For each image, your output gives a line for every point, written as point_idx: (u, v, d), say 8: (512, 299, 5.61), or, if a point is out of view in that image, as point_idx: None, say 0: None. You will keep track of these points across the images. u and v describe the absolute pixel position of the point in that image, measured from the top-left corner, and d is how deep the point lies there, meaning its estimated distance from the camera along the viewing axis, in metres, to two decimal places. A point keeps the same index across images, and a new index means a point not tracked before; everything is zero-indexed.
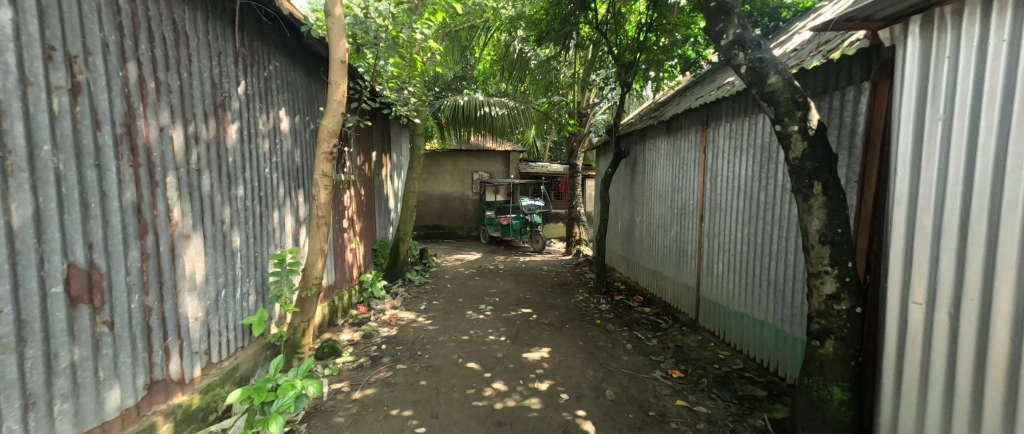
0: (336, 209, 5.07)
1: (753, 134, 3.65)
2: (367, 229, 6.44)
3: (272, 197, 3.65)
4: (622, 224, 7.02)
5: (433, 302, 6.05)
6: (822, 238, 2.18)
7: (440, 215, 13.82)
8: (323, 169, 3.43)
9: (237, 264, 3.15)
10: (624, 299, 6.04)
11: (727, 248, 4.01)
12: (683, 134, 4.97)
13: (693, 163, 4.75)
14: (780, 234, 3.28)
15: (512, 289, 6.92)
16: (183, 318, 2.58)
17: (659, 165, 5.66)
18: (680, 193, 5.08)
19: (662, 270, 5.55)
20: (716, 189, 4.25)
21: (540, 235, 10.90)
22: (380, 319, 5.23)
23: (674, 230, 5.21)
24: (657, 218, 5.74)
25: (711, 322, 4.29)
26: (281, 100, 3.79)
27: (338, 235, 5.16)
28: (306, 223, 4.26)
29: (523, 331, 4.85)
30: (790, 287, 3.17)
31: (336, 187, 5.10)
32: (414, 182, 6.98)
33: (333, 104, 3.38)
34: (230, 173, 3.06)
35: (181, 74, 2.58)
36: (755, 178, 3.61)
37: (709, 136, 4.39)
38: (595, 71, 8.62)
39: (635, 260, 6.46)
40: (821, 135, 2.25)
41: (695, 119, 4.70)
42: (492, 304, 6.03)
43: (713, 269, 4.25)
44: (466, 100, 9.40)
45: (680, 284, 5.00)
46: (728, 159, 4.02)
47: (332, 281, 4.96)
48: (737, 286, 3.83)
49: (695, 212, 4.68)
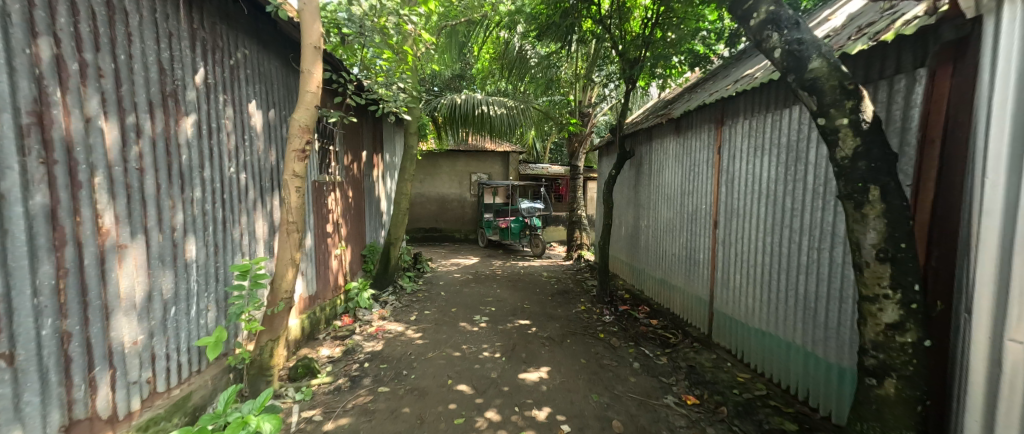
0: (317, 213, 4.68)
1: (777, 132, 3.26)
2: (355, 234, 6.04)
3: (239, 200, 3.27)
4: (627, 229, 6.64)
5: (425, 313, 5.65)
6: (881, 254, 1.79)
7: (437, 217, 13.42)
8: (294, 169, 3.04)
9: (192, 277, 2.76)
10: (629, 310, 5.64)
11: (745, 258, 3.62)
12: (695, 133, 4.58)
13: (706, 164, 4.37)
14: (812, 245, 2.89)
15: (509, 297, 6.52)
16: (117, 344, 2.19)
17: (668, 166, 5.27)
18: (691, 197, 4.69)
19: (670, 279, 5.16)
20: (732, 192, 3.85)
21: (540, 240, 10.51)
22: (366, 331, 4.83)
23: (684, 237, 4.82)
24: (665, 223, 5.34)
25: (727, 339, 3.89)
26: (251, 92, 3.41)
27: (321, 240, 4.75)
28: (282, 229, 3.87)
29: (520, 346, 4.45)
30: (824, 305, 2.77)
31: (318, 188, 4.70)
32: (406, 184, 6.58)
33: (306, 95, 3.00)
34: (184, 172, 2.67)
35: (117, 57, 2.20)
36: (779, 181, 3.22)
37: (724, 134, 4.00)
38: (598, 68, 8.24)
39: (641, 267, 6.07)
40: (877, 130, 1.86)
41: (708, 117, 4.31)
42: (488, 315, 5.62)
43: (729, 281, 3.86)
44: (462, 99, 9.04)
45: (691, 296, 4.61)
46: (748, 160, 3.63)
47: (313, 291, 4.56)
48: (757, 301, 3.44)
49: (708, 217, 4.29)
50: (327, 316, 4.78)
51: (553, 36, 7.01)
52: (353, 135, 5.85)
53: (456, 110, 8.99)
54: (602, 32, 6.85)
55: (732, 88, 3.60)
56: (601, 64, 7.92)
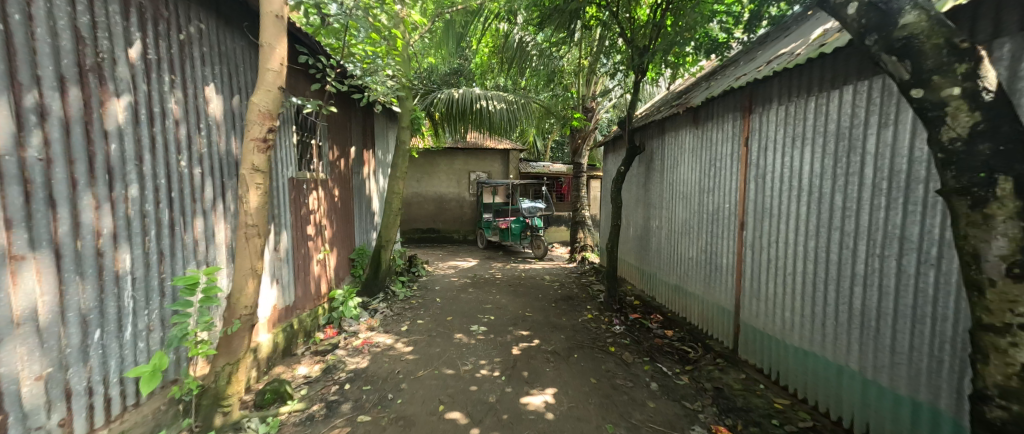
0: (295, 214, 4.20)
1: (822, 117, 2.79)
2: (343, 236, 5.57)
3: (192, 200, 2.79)
4: (636, 230, 6.17)
5: (417, 323, 5.17)
6: (1016, 270, 1.31)
7: (434, 218, 12.94)
8: (253, 162, 2.55)
9: (128, 292, 2.30)
10: (640, 319, 5.16)
11: (780, 264, 3.16)
12: (715, 123, 4.11)
13: (729, 158, 3.89)
14: (871, 251, 2.40)
15: (510, 304, 6.04)
16: (8, 380, 1.75)
17: (683, 161, 4.79)
18: (711, 195, 4.22)
19: (687, 286, 4.70)
20: (764, 189, 3.38)
21: (542, 241, 10.05)
22: (351, 344, 4.36)
23: (703, 240, 4.36)
24: (680, 223, 4.87)
25: (758, 357, 3.41)
26: (209, 74, 2.95)
27: (299, 244, 4.26)
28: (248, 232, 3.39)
29: (521, 363, 3.97)
30: (888, 324, 2.30)
31: (295, 186, 4.22)
32: (397, 182, 6.07)
33: (267, 75, 2.53)
34: (114, 166, 2.22)
35: (8, 17, 1.76)
36: (826, 175, 2.74)
37: (753, 124, 3.53)
38: (603, 59, 7.77)
39: (653, 272, 5.62)
40: (1003, 101, 1.38)
41: (732, 105, 3.84)
42: (486, 324, 5.14)
43: (760, 291, 3.40)
44: (460, 94, 8.57)
45: (713, 305, 4.14)
46: (783, 152, 3.15)
47: (291, 302, 4.09)
48: (795, 315, 2.98)
49: (733, 218, 3.82)
50: (307, 328, 4.30)
51: (556, 24, 6.58)
52: (338, 129, 5.37)
53: (453, 105, 8.53)
54: (606, 19, 6.38)
55: (766, 69, 3.12)
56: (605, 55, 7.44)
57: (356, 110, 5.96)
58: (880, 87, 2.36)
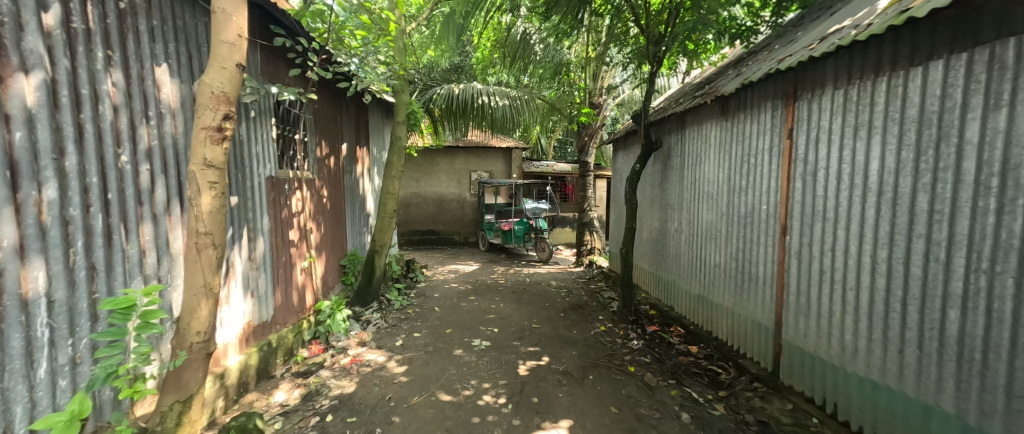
0: (274, 218, 3.72)
1: (897, 101, 2.31)
2: (332, 241, 5.10)
3: (137, 202, 2.32)
4: (651, 233, 5.69)
5: (413, 336, 4.69)
6: None
7: (435, 219, 12.47)
8: (203, 156, 2.06)
9: (39, 319, 1.83)
10: (659, 332, 4.67)
11: (838, 277, 2.68)
12: (749, 114, 3.63)
13: (767, 153, 3.42)
14: (975, 267, 1.94)
15: (515, 314, 5.56)
16: None
17: (708, 157, 4.31)
18: (743, 196, 3.75)
19: (712, 297, 4.23)
20: (815, 189, 2.90)
21: (546, 244, 9.58)
22: (337, 364, 3.88)
23: (733, 246, 3.88)
24: (704, 226, 4.40)
25: (806, 384, 2.94)
26: (161, 51, 2.47)
27: (279, 252, 3.78)
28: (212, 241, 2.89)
29: (530, 388, 3.48)
30: (1002, 359, 1.84)
31: (274, 187, 3.74)
32: (392, 182, 5.57)
33: (222, 49, 2.05)
34: (22, 160, 1.76)
35: None
36: (903, 171, 2.27)
37: (799, 112, 3.05)
38: (612, 50, 7.31)
39: (671, 279, 5.15)
40: None
41: (772, 93, 3.35)
42: (489, 339, 4.64)
43: (809, 307, 2.92)
44: (460, 89, 8.11)
45: (746, 319, 3.66)
46: (840, 144, 2.68)
47: (268, 317, 3.61)
48: (859, 339, 2.51)
49: (772, 221, 3.35)
50: (289, 346, 3.82)
51: (563, 13, 6.14)
52: (326, 123, 4.90)
53: (453, 100, 8.05)
54: (618, 6, 5.92)
55: (827, 44, 2.62)
56: (615, 46, 6.97)
57: (347, 104, 5.51)
58: (987, 59, 1.90)
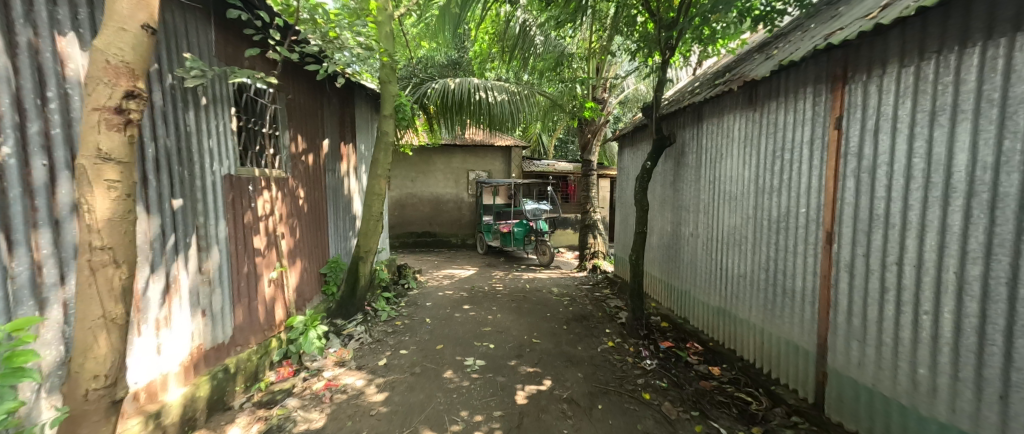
0: (233, 222, 3.22)
1: (998, 77, 1.82)
2: (310, 247, 4.59)
3: (24, 206, 1.81)
4: (662, 238, 5.20)
5: (399, 354, 4.19)
6: None
7: (431, 220, 11.98)
8: (97, 143, 1.55)
9: None
10: (675, 349, 4.17)
11: (907, 297, 2.19)
12: (783, 102, 3.13)
13: (807, 147, 2.91)
14: None
15: (513, 326, 5.06)
16: None
17: (731, 153, 3.81)
18: (773, 197, 3.25)
19: (735, 311, 3.73)
20: (871, 188, 2.40)
21: (546, 247, 9.11)
22: (308, 390, 3.37)
23: (762, 254, 3.39)
24: (725, 231, 3.90)
25: (862, 423, 2.46)
26: (66, 18, 1.98)
27: (239, 262, 3.27)
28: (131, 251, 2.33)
29: (529, 421, 2.98)
30: None
31: (233, 187, 3.23)
32: (377, 181, 5.05)
33: (119, 4, 1.54)
34: None
35: None
36: (1007, 167, 1.78)
37: (851, 97, 2.54)
38: (619, 40, 6.82)
39: (685, 289, 4.66)
40: None
41: (813, 76, 2.85)
42: (484, 357, 4.14)
43: (863, 332, 2.44)
44: (456, 83, 7.60)
45: (780, 340, 3.17)
46: (909, 134, 2.18)
47: (225, 337, 3.11)
48: (939, 376, 2.04)
49: (813, 227, 2.85)
50: (252, 370, 3.32)
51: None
52: (303, 117, 4.40)
53: (448, 95, 7.54)
54: None
55: (898, 9, 2.08)
56: (622, 35, 6.49)
57: (328, 96, 5.01)
58: None
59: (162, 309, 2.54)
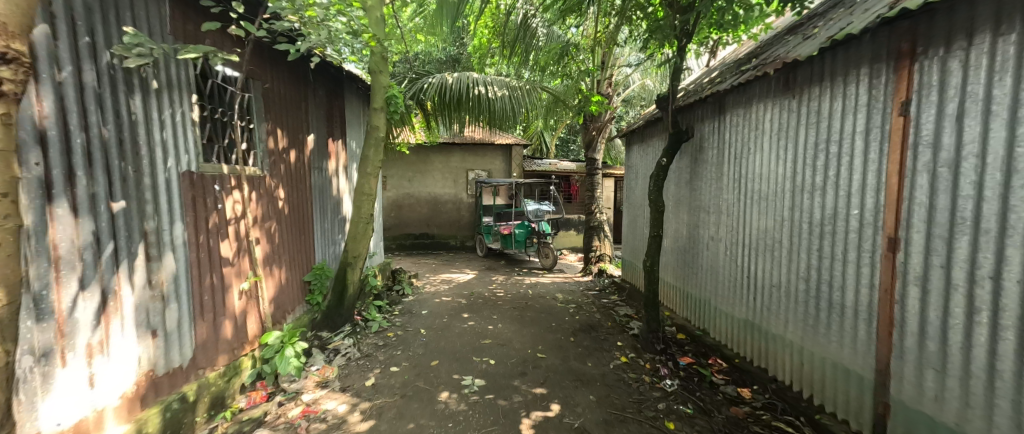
0: (194, 227, 2.79)
1: None
2: (292, 253, 4.16)
3: None
4: (676, 241, 4.78)
5: (389, 372, 3.76)
6: None
7: (429, 221, 11.57)
8: None
9: None
10: (696, 366, 3.74)
11: (1010, 320, 1.77)
12: (829, 85, 2.69)
13: (860, 137, 2.48)
14: None
15: (515, 339, 4.62)
16: None
17: (760, 146, 3.38)
18: (815, 196, 2.82)
19: (766, 325, 3.31)
20: (953, 185, 1.98)
21: (550, 249, 8.67)
22: (283, 418, 2.94)
23: (800, 262, 2.97)
24: (754, 235, 3.47)
25: None
26: None
27: (201, 273, 2.84)
28: (47, 261, 1.90)
29: None
30: None
31: (194, 186, 2.80)
32: (367, 180, 4.60)
33: None
34: None
35: None
36: None
37: (922, 76, 2.12)
38: (627, 31, 6.41)
39: (704, 298, 4.24)
40: None
41: (869, 55, 2.42)
42: (483, 375, 3.71)
43: (944, 360, 2.01)
44: (454, 78, 7.19)
45: (825, 361, 2.74)
46: (1011, 118, 1.75)
47: (185, 360, 2.69)
48: None
49: (868, 231, 2.42)
50: (218, 396, 2.90)
51: None
52: (283, 110, 3.97)
53: (446, 90, 7.11)
54: None
55: None
56: (630, 25, 6.08)
57: (312, 87, 4.58)
58: None
59: (97, 332, 2.12)
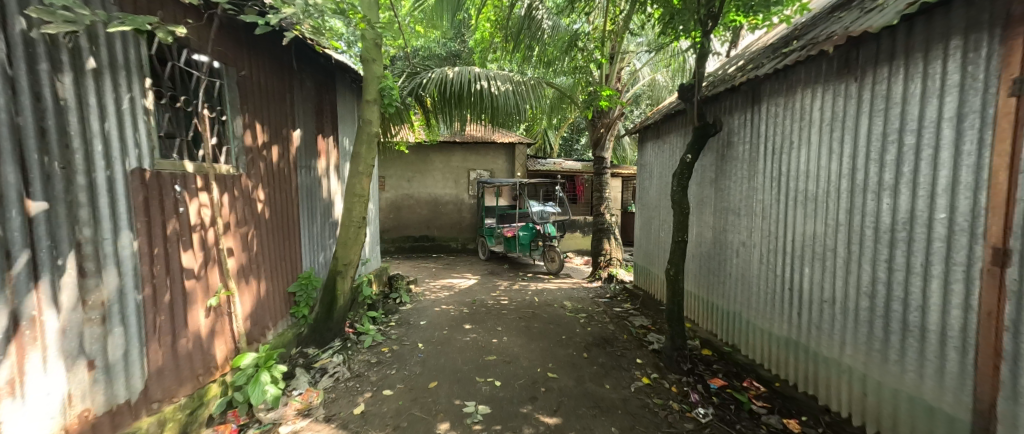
0: (146, 236, 2.35)
1: None
2: (274, 261, 3.73)
3: None
4: (699, 246, 4.32)
5: (382, 397, 3.31)
6: None
7: (428, 223, 11.14)
8: None
9: None
10: (731, 391, 3.29)
11: None
12: (904, 64, 2.24)
13: (948, 125, 2.04)
14: None
15: (523, 355, 4.17)
16: None
17: (806, 140, 2.94)
18: (883, 197, 2.38)
19: (816, 346, 2.86)
20: None
21: (556, 252, 8.22)
22: None
23: (861, 275, 2.52)
24: (798, 241, 3.02)
25: None
26: None
27: (157, 289, 2.42)
28: None
29: None
30: None
31: (148, 187, 2.36)
32: (359, 180, 4.15)
33: None
34: None
35: None
36: None
37: None
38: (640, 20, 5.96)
39: (733, 311, 3.79)
40: None
41: (963, 25, 1.97)
42: (488, 401, 3.26)
43: None
44: (454, 72, 6.75)
45: (899, 393, 2.30)
46: None
47: (136, 393, 2.26)
48: None
49: (962, 241, 1.98)
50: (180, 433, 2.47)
51: None
52: (263, 101, 3.53)
53: (446, 85, 6.67)
54: None
55: None
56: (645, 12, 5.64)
57: (298, 78, 4.14)
58: None
59: (5, 368, 1.70)
